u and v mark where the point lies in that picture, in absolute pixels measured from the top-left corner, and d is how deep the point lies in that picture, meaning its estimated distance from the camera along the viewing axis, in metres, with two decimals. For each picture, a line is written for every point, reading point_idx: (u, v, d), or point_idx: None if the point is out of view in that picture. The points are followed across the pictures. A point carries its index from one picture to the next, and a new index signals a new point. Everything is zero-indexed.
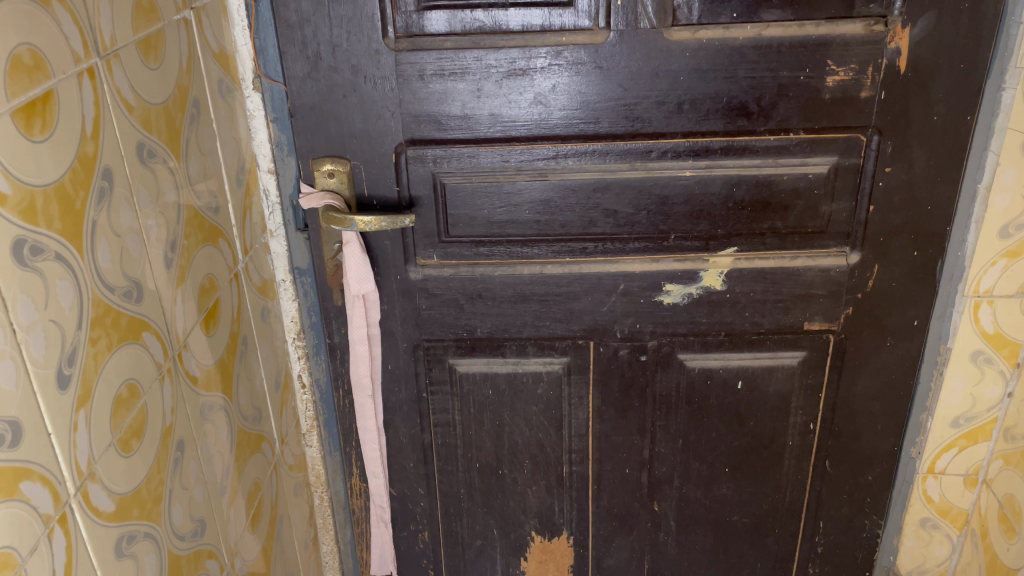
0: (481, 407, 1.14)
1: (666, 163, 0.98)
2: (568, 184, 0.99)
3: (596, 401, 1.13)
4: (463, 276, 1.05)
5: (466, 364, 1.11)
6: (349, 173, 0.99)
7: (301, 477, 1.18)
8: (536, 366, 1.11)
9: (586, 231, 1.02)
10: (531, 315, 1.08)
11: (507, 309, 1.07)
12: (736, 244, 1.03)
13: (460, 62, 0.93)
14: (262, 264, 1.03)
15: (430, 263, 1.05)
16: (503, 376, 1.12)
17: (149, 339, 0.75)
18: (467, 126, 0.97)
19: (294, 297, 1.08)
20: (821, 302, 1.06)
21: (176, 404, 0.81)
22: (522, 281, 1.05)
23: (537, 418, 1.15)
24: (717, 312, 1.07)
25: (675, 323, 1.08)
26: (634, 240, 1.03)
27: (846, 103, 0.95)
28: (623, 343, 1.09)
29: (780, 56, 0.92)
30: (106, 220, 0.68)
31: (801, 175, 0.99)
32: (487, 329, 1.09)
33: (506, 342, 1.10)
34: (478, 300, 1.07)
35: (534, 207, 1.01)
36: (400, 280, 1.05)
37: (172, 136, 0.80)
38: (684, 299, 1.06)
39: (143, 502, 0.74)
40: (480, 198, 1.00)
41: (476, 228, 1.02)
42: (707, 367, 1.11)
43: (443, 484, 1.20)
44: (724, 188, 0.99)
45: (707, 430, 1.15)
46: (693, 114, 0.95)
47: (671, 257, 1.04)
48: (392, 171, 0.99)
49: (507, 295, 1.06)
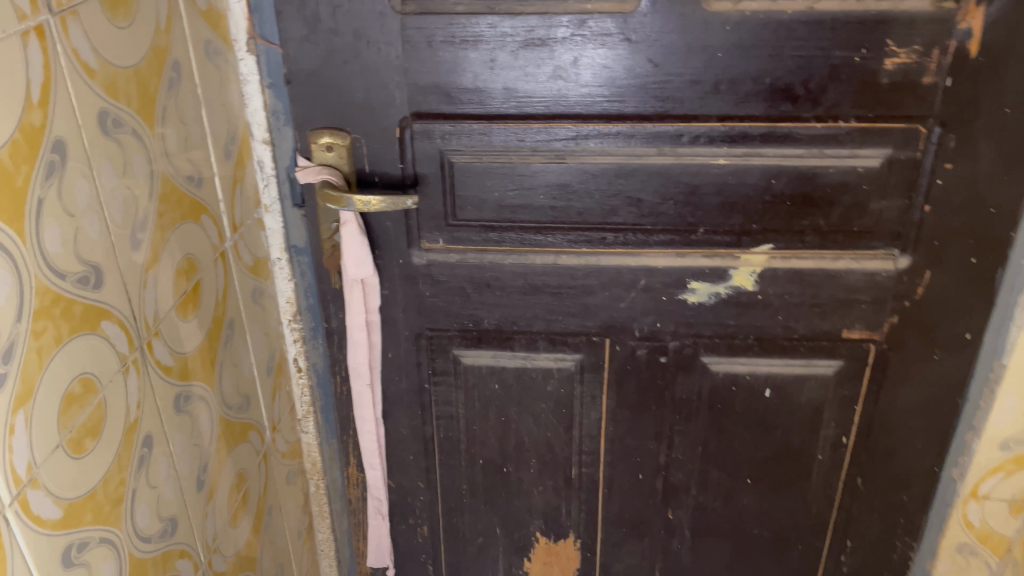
0: (487, 401, 1.07)
1: (699, 148, 0.88)
2: (588, 168, 0.90)
3: (610, 402, 1.05)
4: (470, 263, 0.97)
5: (472, 356, 1.04)
6: (349, 147, 0.91)
7: (295, 465, 1.12)
8: (546, 361, 1.03)
9: (606, 220, 0.93)
10: (543, 308, 0.99)
11: (517, 300, 0.99)
12: (772, 241, 0.93)
13: (472, 29, 0.84)
14: (253, 241, 0.95)
15: (435, 247, 0.97)
16: (510, 370, 1.04)
17: (110, 330, 0.68)
18: (479, 100, 0.88)
19: (290, 277, 1.01)
20: (863, 309, 0.96)
21: (144, 398, 0.74)
22: (534, 272, 0.97)
23: (546, 416, 1.07)
24: (747, 314, 0.97)
25: (700, 324, 0.98)
26: (659, 233, 0.94)
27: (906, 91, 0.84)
28: (641, 342, 1.00)
29: (833, 33, 0.81)
30: (56, 197, 0.61)
31: (849, 168, 0.88)
32: (494, 321, 1.01)
33: (515, 335, 1.02)
34: (486, 289, 0.99)
35: (550, 191, 0.92)
36: (403, 264, 0.98)
37: (146, 104, 0.72)
38: (711, 299, 0.97)
39: (99, 506, 0.68)
40: (491, 178, 0.92)
41: (486, 211, 0.94)
42: (733, 373, 1.02)
43: (445, 479, 1.14)
44: (762, 179, 0.89)
45: (731, 438, 1.07)
46: (731, 95, 0.85)
47: (699, 252, 0.94)
48: (396, 147, 0.91)
49: (517, 284, 0.98)
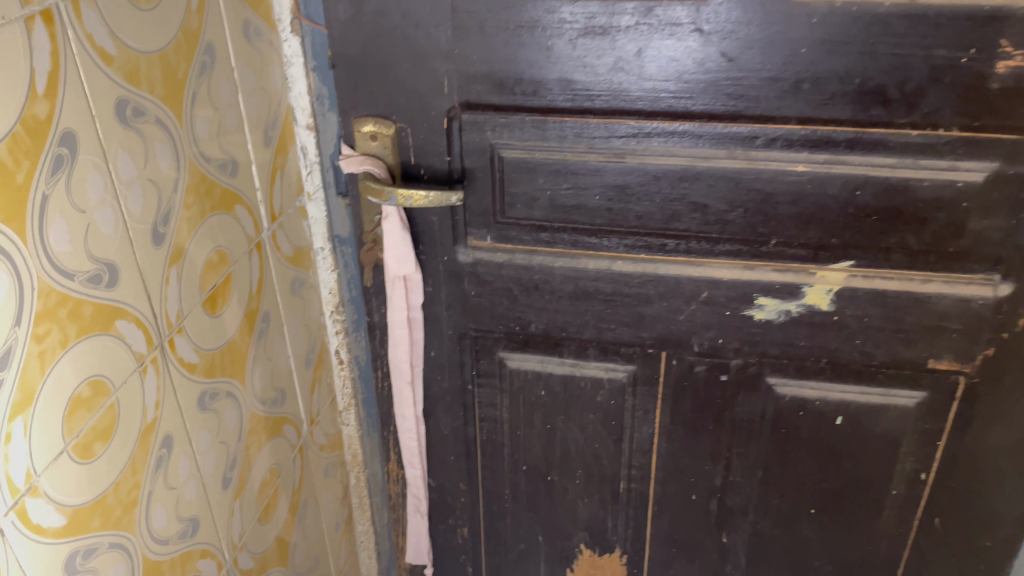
0: (532, 407, 1.02)
1: (774, 153, 0.80)
2: (649, 169, 0.83)
3: (664, 417, 0.98)
4: (518, 264, 0.91)
5: (518, 359, 0.99)
6: (394, 137, 0.86)
7: (335, 457, 1.09)
8: (596, 371, 0.97)
9: (667, 226, 0.86)
10: (594, 315, 0.93)
11: (567, 306, 0.93)
12: (852, 258, 0.84)
13: (528, 14, 0.77)
14: (295, 230, 0.91)
15: (483, 245, 0.91)
16: (558, 377, 0.99)
17: (125, 329, 0.65)
18: (534, 91, 0.81)
19: (333, 267, 0.97)
20: (953, 338, 0.86)
21: (164, 397, 0.71)
22: (586, 277, 0.90)
23: (594, 427, 1.01)
24: (819, 336, 0.88)
25: (766, 342, 0.90)
26: (725, 242, 0.85)
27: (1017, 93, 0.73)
28: (700, 358, 0.93)
29: (937, 30, 0.71)
30: (63, 193, 0.57)
31: (947, 182, 0.78)
32: (543, 326, 0.95)
33: (564, 341, 0.96)
34: (534, 291, 0.93)
35: (607, 191, 0.85)
36: (448, 261, 0.92)
37: (173, 90, 0.68)
38: (780, 317, 0.88)
39: (108, 511, 0.66)
40: (544, 176, 0.86)
41: (537, 210, 0.88)
42: (801, 397, 0.93)
43: (487, 482, 1.09)
44: (845, 190, 0.80)
45: (794, 465, 0.98)
46: (814, 95, 0.76)
47: (769, 266, 0.86)
48: (444, 138, 0.85)
49: (568, 289, 0.91)
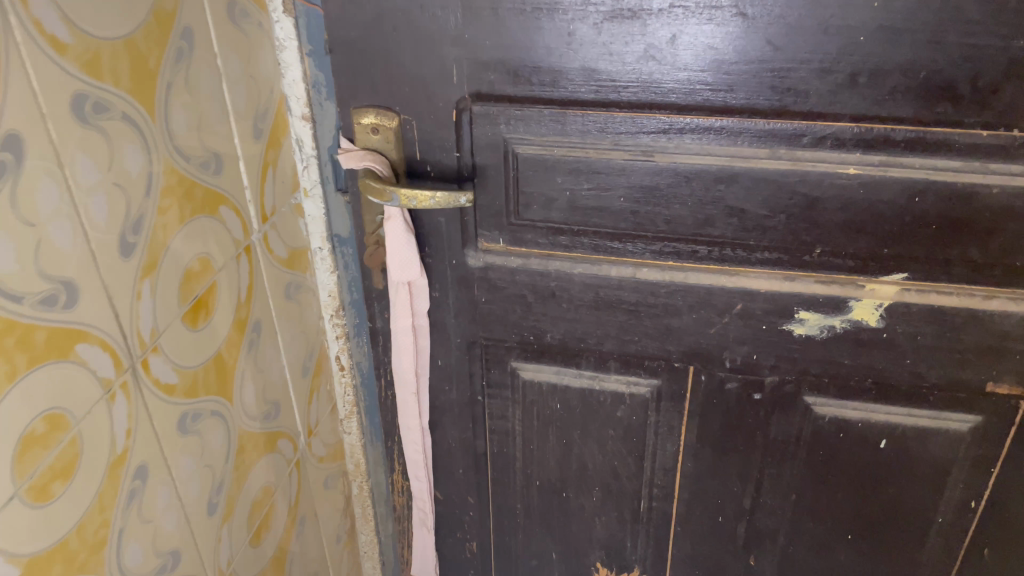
0: (547, 421, 0.94)
1: (823, 153, 0.71)
2: (681, 169, 0.74)
3: (690, 436, 0.90)
4: (533, 269, 0.83)
5: (532, 370, 0.91)
6: (397, 131, 0.77)
7: (336, 467, 1.02)
8: (617, 385, 0.89)
9: (699, 232, 0.77)
10: (616, 326, 0.84)
11: (587, 315, 0.85)
12: (906, 271, 0.75)
13: None
14: (290, 231, 0.84)
15: (494, 248, 0.83)
16: (575, 390, 0.91)
17: (87, 354, 0.57)
18: (553, 81, 0.72)
19: (332, 269, 0.89)
20: (1017, 361, 0.77)
21: (137, 424, 0.64)
22: (608, 285, 0.82)
23: (614, 443, 0.93)
24: (865, 354, 0.80)
25: (805, 360, 0.82)
26: (763, 251, 0.77)
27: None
28: (732, 375, 0.84)
29: (1018, 16, 0.62)
30: (6, 205, 0.49)
31: (1019, 189, 0.69)
32: (559, 336, 0.87)
33: (583, 353, 0.88)
34: (551, 299, 0.85)
35: (633, 193, 0.77)
36: (457, 265, 0.85)
37: (144, 81, 0.60)
38: (822, 333, 0.80)
39: (71, 554, 0.59)
40: (563, 174, 0.77)
41: (555, 212, 0.80)
42: (842, 418, 0.85)
43: (497, 496, 1.02)
44: (901, 196, 0.71)
45: (831, 489, 0.90)
46: (871, 90, 0.67)
47: (812, 277, 0.77)
48: (452, 132, 0.77)
49: (588, 297, 0.83)
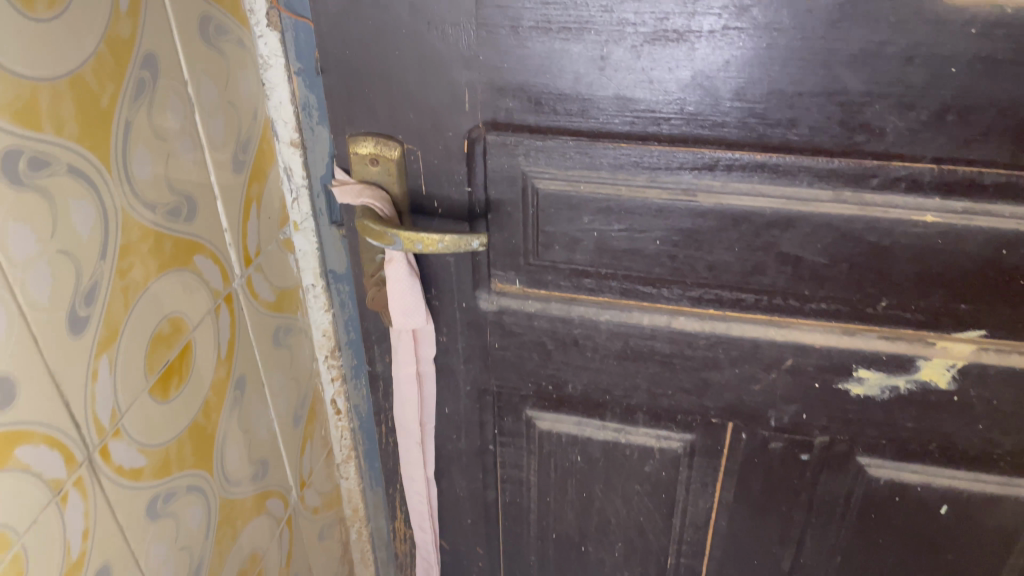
0: (565, 473, 0.85)
1: (896, 198, 0.61)
2: (728, 212, 0.64)
3: (725, 493, 0.81)
4: (553, 315, 0.74)
5: (550, 420, 0.82)
6: (400, 162, 0.67)
7: (332, 515, 0.93)
8: (645, 439, 0.80)
9: (746, 280, 0.67)
10: (646, 379, 0.75)
11: (613, 366, 0.75)
12: (984, 330, 0.65)
13: (578, 11, 0.57)
14: (279, 270, 0.74)
15: (510, 290, 0.74)
16: (598, 443, 0.82)
17: (30, 457, 0.48)
18: (581, 111, 0.62)
19: (327, 308, 0.80)
20: None
21: (95, 523, 0.54)
22: (638, 334, 0.72)
23: (639, 498, 0.84)
24: (931, 417, 0.70)
25: (861, 420, 0.72)
26: (819, 303, 0.67)
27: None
28: (777, 435, 0.75)
29: None
30: None
31: None
32: (582, 387, 0.77)
33: (607, 404, 0.79)
34: (573, 348, 0.75)
35: (670, 236, 0.67)
36: (467, 309, 0.75)
37: (96, 125, 0.49)
38: (884, 393, 0.70)
39: None
40: (590, 213, 0.67)
41: (580, 254, 0.70)
42: (899, 482, 0.76)
43: (509, 547, 0.93)
44: (986, 248, 0.61)
45: (881, 554, 0.81)
46: (960, 129, 0.56)
47: (874, 333, 0.68)
48: (463, 164, 0.67)
49: (615, 347, 0.74)
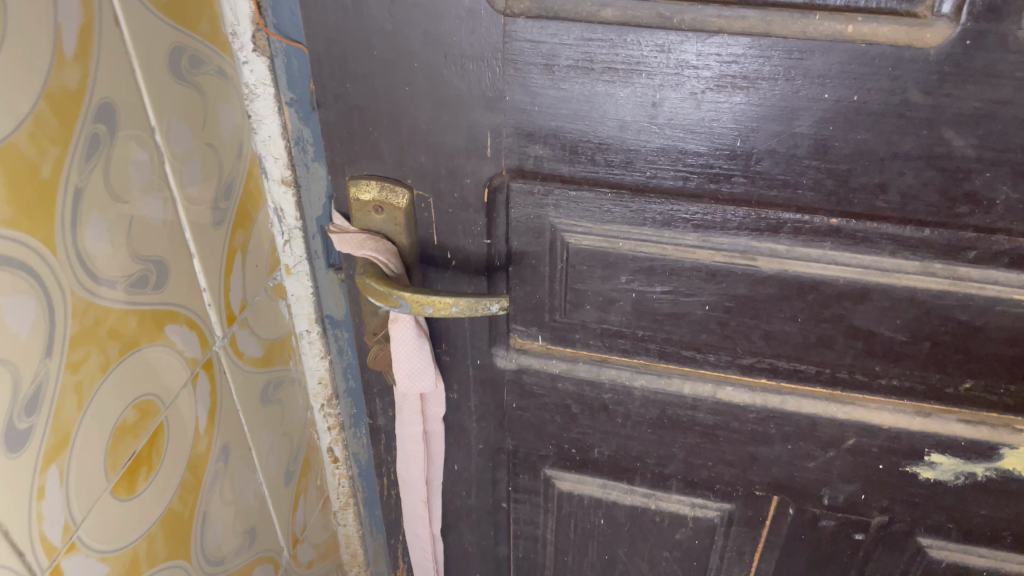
0: (587, 534, 0.77)
1: (997, 274, 0.51)
2: (793, 279, 0.55)
3: (764, 564, 0.74)
4: (581, 377, 0.64)
5: (572, 481, 0.73)
6: (409, 211, 0.57)
7: (329, 564, 0.86)
8: (678, 506, 0.72)
9: (806, 353, 0.58)
10: (683, 448, 0.66)
11: (647, 434, 0.66)
12: None
13: (627, 50, 0.47)
14: (268, 322, 0.64)
15: (531, 347, 0.64)
16: (624, 508, 0.73)
17: None
18: (625, 163, 0.52)
19: (323, 355, 0.70)
20: None
21: None
22: (678, 403, 0.64)
23: (668, 564, 0.77)
24: (1010, 506, 0.62)
25: (927, 504, 0.64)
26: (890, 380, 0.58)
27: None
28: (829, 513, 0.67)
29: None
30: None
31: None
32: (609, 452, 0.69)
33: (637, 470, 0.70)
34: (601, 413, 0.66)
35: (722, 301, 0.57)
36: (482, 367, 0.66)
37: (33, 200, 0.40)
38: (958, 479, 0.61)
39: None
40: (629, 273, 0.58)
41: (614, 316, 0.60)
42: (964, 565, 0.67)
43: None
44: None
45: None
46: None
47: (952, 416, 0.59)
48: (483, 215, 0.57)
49: (650, 415, 0.65)
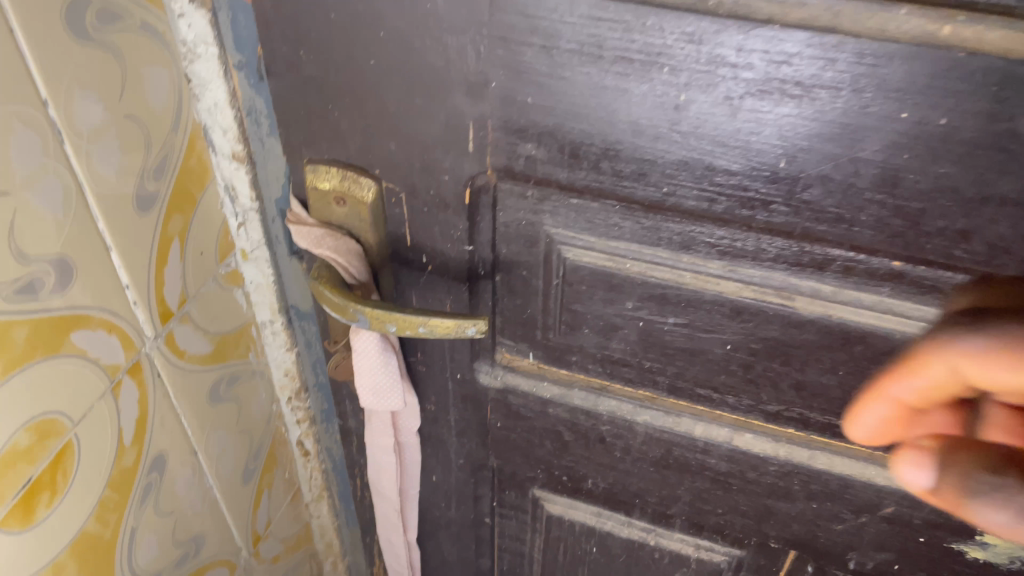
0: (577, 559, 0.69)
1: None
2: (838, 328, 0.44)
3: None
4: (574, 404, 0.55)
5: (562, 506, 0.65)
6: (374, 204, 0.48)
7: (301, 555, 0.79)
8: (680, 547, 0.63)
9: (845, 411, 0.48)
10: (690, 491, 0.57)
11: (648, 471, 0.57)
12: None
13: (645, 37, 0.36)
14: (219, 313, 0.56)
15: (520, 365, 0.55)
16: (619, 540, 0.65)
17: None
18: (637, 174, 0.41)
19: (289, 348, 0.62)
20: None
21: None
22: (687, 445, 0.54)
23: None
24: None
25: None
26: None
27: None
28: None
29: None
30: None
31: None
32: (604, 484, 0.60)
33: (635, 506, 0.61)
34: (597, 444, 0.57)
35: (748, 344, 0.47)
36: (462, 381, 0.57)
37: None
38: (1012, 562, 0.50)
39: None
40: (638, 300, 0.47)
41: (617, 346, 0.51)
42: None
43: None
44: None
45: None
46: None
47: None
48: (463, 219, 0.47)
49: (653, 453, 0.56)
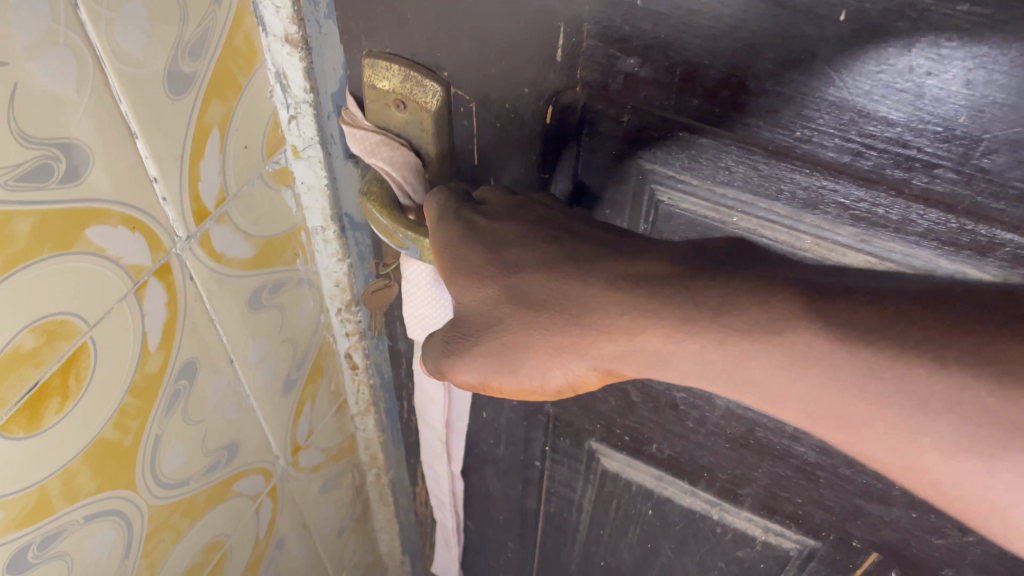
0: (630, 515, 0.63)
1: None
2: None
3: None
4: None
5: (620, 462, 0.59)
6: (436, 116, 0.40)
7: (343, 464, 0.77)
8: (745, 526, 0.56)
9: None
10: (767, 474, 0.50)
11: (722, 446, 0.50)
12: None
13: None
14: (264, 214, 0.51)
15: None
16: (678, 506, 0.59)
17: None
18: (766, 111, 0.33)
19: (340, 257, 0.57)
20: None
21: None
22: (772, 427, 0.47)
23: None
24: None
25: None
26: None
27: (442, 262, 0.38)
28: None
29: None
30: None
31: None
32: (670, 449, 0.54)
33: (702, 477, 0.55)
34: (668, 409, 0.50)
35: None
36: None
37: None
38: None
39: None
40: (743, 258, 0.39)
41: None
42: None
43: (547, 549, 0.75)
44: None
45: None
46: None
47: None
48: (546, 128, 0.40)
49: (730, 428, 0.49)
